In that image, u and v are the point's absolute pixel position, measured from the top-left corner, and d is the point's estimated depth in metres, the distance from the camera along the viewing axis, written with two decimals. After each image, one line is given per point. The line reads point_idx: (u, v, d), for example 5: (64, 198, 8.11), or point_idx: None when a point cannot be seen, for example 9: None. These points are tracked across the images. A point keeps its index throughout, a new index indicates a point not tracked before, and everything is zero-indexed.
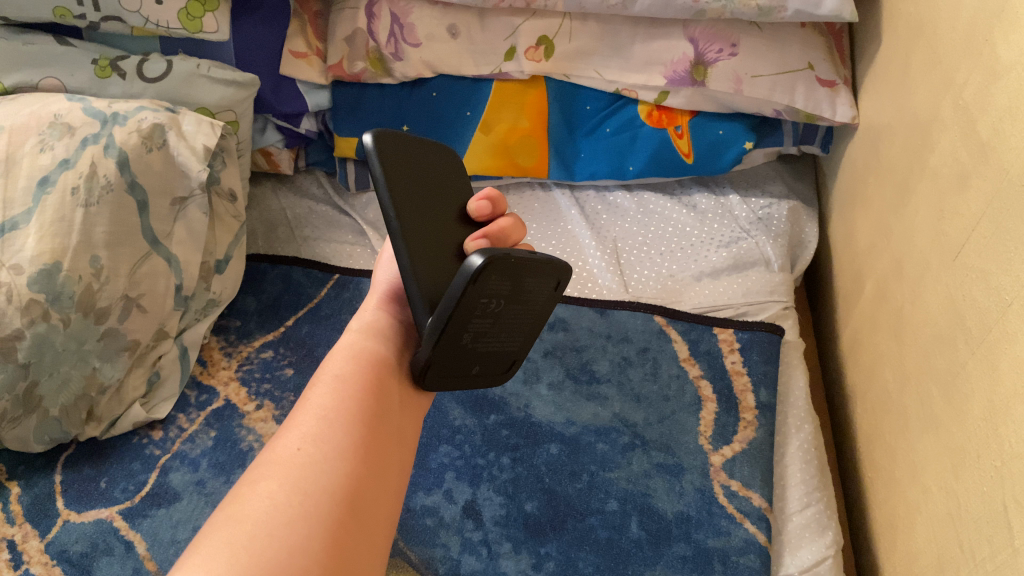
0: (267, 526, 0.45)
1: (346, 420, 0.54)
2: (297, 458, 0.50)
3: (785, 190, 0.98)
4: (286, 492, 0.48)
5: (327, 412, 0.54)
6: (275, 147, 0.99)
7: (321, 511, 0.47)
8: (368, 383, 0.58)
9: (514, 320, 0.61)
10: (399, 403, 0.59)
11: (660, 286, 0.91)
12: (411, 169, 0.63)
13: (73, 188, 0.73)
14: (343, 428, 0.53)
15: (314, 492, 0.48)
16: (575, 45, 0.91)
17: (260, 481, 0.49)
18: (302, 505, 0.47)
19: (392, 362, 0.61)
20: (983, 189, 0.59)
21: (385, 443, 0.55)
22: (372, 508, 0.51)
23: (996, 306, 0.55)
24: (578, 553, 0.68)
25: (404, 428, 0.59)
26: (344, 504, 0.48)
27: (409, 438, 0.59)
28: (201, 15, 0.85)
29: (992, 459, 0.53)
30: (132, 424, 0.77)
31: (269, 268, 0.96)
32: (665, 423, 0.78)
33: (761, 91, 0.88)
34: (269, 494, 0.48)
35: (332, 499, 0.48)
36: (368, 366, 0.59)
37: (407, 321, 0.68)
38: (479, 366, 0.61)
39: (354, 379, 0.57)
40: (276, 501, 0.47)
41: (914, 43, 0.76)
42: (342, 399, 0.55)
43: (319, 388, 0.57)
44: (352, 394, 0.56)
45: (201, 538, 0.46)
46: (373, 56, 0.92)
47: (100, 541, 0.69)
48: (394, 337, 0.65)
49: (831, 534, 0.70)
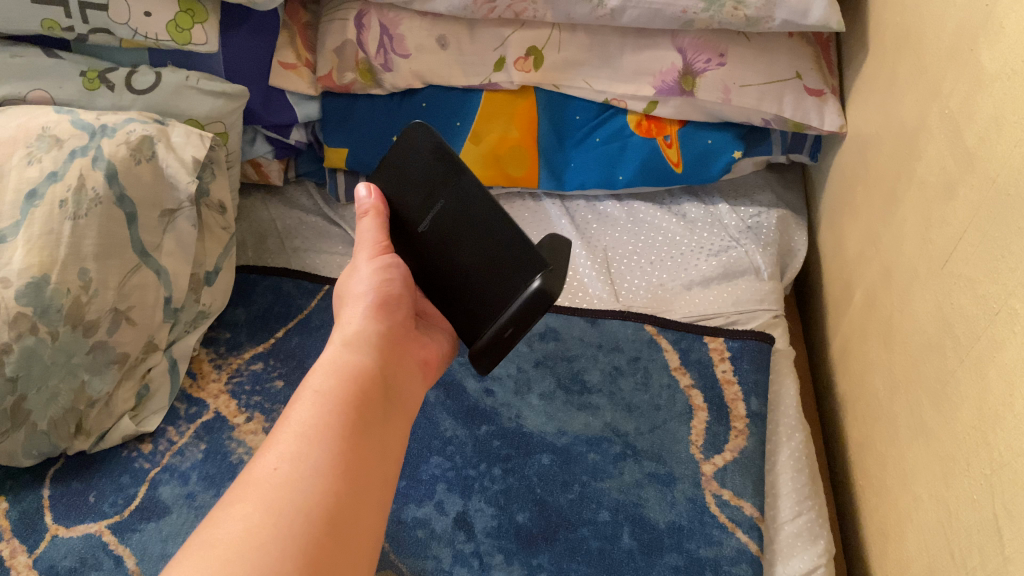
0: (241, 550, 0.44)
1: (325, 436, 0.52)
2: (273, 477, 0.48)
3: (775, 200, 0.98)
4: (261, 513, 0.46)
5: (305, 426, 0.52)
6: (265, 158, 0.99)
7: (297, 532, 0.45)
8: (348, 398, 0.55)
9: None
10: (382, 417, 0.57)
11: (650, 295, 0.91)
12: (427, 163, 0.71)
13: (61, 201, 0.73)
14: (322, 445, 0.51)
15: (289, 512, 0.46)
16: (563, 55, 0.91)
17: (235, 502, 0.47)
18: (277, 528, 0.45)
19: (373, 374, 0.59)
20: (969, 198, 0.60)
21: (367, 460, 0.53)
22: (353, 526, 0.49)
23: (984, 315, 0.55)
24: (569, 564, 0.68)
25: (387, 441, 0.56)
26: (320, 524, 0.47)
27: (393, 451, 0.57)
28: (190, 27, 0.85)
29: (980, 467, 0.53)
30: (121, 437, 0.77)
31: (258, 279, 0.95)
32: (656, 432, 0.78)
33: (749, 101, 0.88)
34: (244, 516, 0.46)
35: (308, 519, 0.46)
36: (350, 380, 0.57)
37: (390, 330, 0.66)
38: (515, 329, 0.69)
39: (334, 393, 0.55)
40: (251, 523, 0.45)
41: (901, 53, 0.76)
42: (322, 414, 0.53)
43: (299, 402, 0.54)
44: (333, 409, 0.54)
45: (175, 561, 0.44)
46: (363, 67, 0.92)
47: (89, 555, 0.69)
48: (376, 347, 0.62)
49: (823, 542, 0.71)
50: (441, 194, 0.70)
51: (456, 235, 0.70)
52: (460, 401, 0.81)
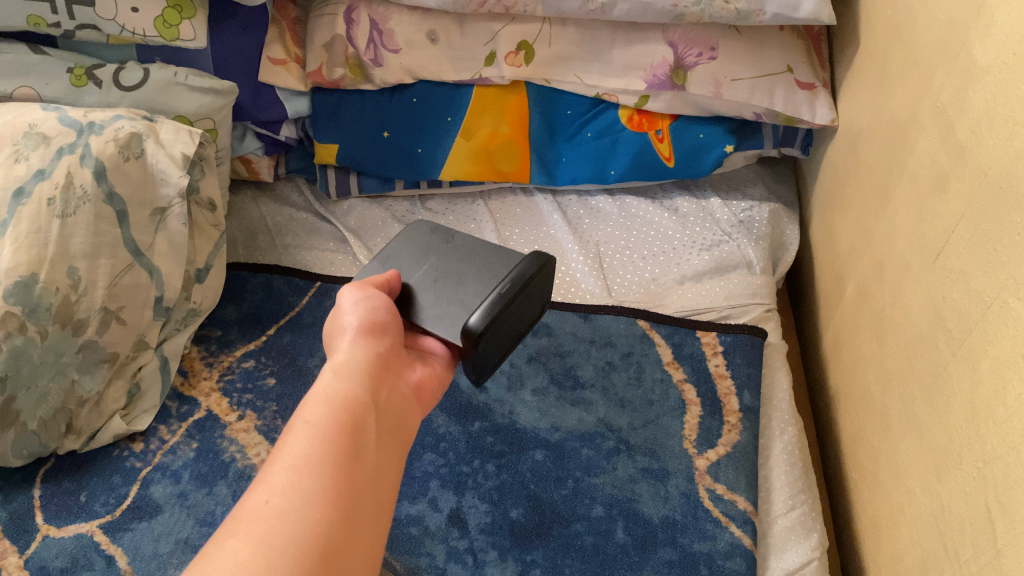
0: None
1: (320, 464, 0.47)
2: (266, 511, 0.44)
3: (766, 193, 0.98)
4: (252, 549, 0.42)
5: (300, 452, 0.48)
6: (255, 155, 0.99)
7: (290, 567, 0.41)
8: (342, 421, 0.51)
9: (502, 340, 0.70)
10: (377, 439, 0.53)
11: (642, 290, 0.91)
12: (421, 238, 0.77)
13: (49, 199, 0.72)
14: (316, 475, 0.47)
15: (283, 546, 0.42)
16: (554, 50, 0.90)
17: (226, 539, 0.43)
18: (268, 564, 0.41)
19: (369, 400, 0.55)
20: (961, 191, 0.60)
21: (363, 488, 0.49)
22: (349, 558, 0.45)
23: (976, 307, 0.55)
24: (564, 559, 0.68)
25: (383, 465, 0.52)
26: (314, 557, 0.43)
27: (391, 474, 0.53)
28: (178, 22, 0.84)
29: (973, 460, 0.53)
30: (112, 437, 0.77)
31: (249, 277, 0.95)
32: (649, 427, 0.78)
33: (740, 94, 0.88)
34: (235, 553, 0.42)
35: (301, 551, 0.42)
36: (344, 402, 0.53)
37: (384, 355, 0.61)
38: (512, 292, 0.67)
39: (327, 421, 0.51)
40: (242, 559, 0.41)
41: (892, 46, 0.76)
42: (317, 443, 0.49)
43: (293, 433, 0.50)
44: (329, 432, 0.50)
45: None
46: (352, 62, 0.91)
47: (80, 556, 0.69)
48: (372, 372, 0.58)
49: (817, 535, 0.71)
50: (435, 255, 0.74)
51: (449, 277, 0.72)
52: (453, 397, 0.81)
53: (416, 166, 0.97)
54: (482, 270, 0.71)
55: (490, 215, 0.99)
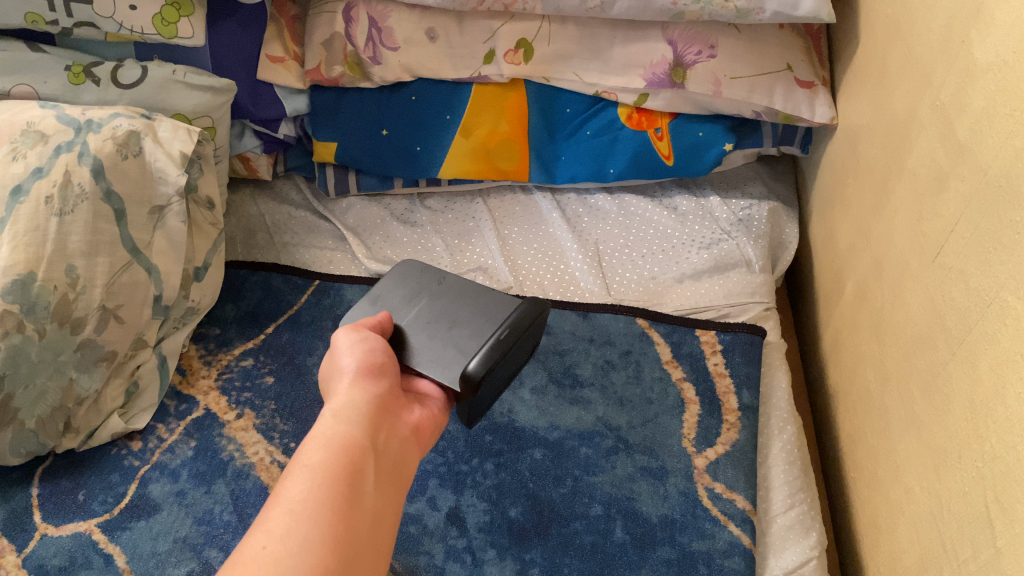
0: None
1: (317, 510, 0.46)
2: (260, 558, 0.43)
3: (766, 191, 0.98)
4: None
5: (297, 497, 0.47)
6: (253, 153, 0.99)
7: None
8: (341, 464, 0.50)
9: (495, 381, 0.71)
10: (376, 481, 0.52)
11: (641, 288, 0.91)
12: (413, 277, 0.78)
13: (47, 197, 0.72)
14: (313, 520, 0.46)
15: None
16: (553, 48, 0.90)
17: None
18: None
19: (368, 443, 0.54)
20: (961, 190, 0.60)
21: (361, 534, 0.47)
22: None
23: (976, 307, 0.55)
24: (563, 558, 0.68)
25: (383, 509, 0.51)
26: None
27: (390, 518, 0.52)
28: (176, 20, 0.83)
29: (972, 460, 0.53)
30: (110, 435, 0.77)
31: (248, 275, 0.95)
32: (648, 426, 0.78)
33: (739, 93, 0.88)
34: None
35: None
36: (343, 445, 0.52)
37: (383, 396, 0.60)
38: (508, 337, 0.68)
39: (325, 465, 0.50)
40: None
41: (892, 44, 0.76)
42: (315, 488, 0.48)
43: (291, 477, 0.49)
44: (326, 475, 0.49)
45: None
46: (351, 60, 0.92)
47: (78, 554, 0.69)
48: (371, 417, 0.57)
49: (816, 534, 0.71)
50: (426, 296, 0.76)
51: (442, 321, 0.73)
52: None
53: (414, 163, 0.97)
54: (477, 315, 0.73)
55: (489, 214, 0.99)
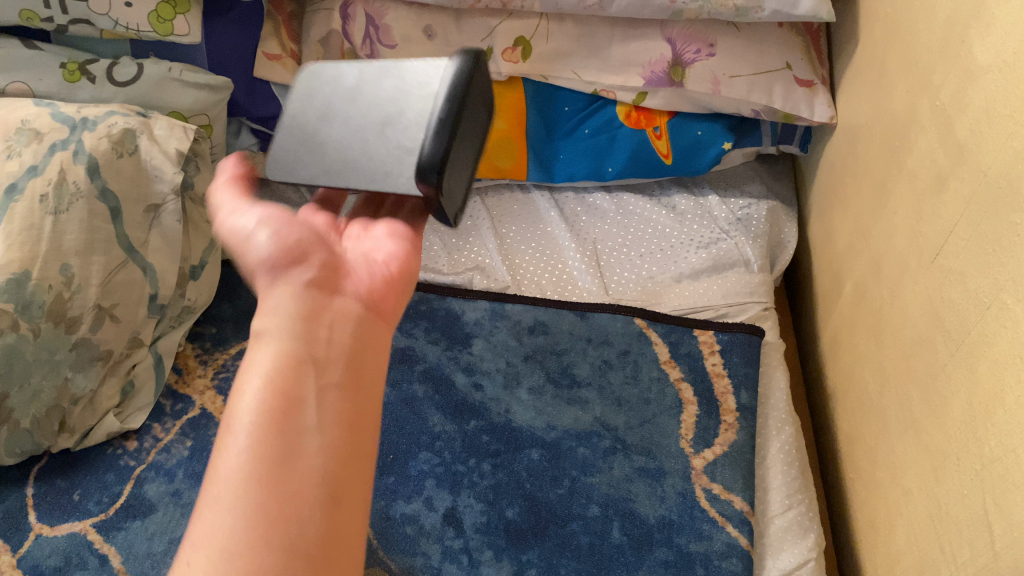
0: None
1: (247, 485, 0.37)
2: None
3: (765, 190, 0.97)
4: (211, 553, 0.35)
5: (223, 485, 0.37)
6: (250, 151, 0.98)
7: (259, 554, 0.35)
8: (273, 407, 0.40)
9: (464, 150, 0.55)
10: (319, 408, 0.41)
11: (640, 288, 0.90)
12: (325, 91, 0.60)
13: (42, 196, 0.72)
14: (242, 500, 0.36)
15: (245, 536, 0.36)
16: (552, 46, 0.89)
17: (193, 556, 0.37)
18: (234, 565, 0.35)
19: (303, 357, 0.43)
20: (961, 190, 0.59)
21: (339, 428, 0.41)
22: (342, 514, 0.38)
23: (975, 308, 0.55)
24: (560, 559, 0.68)
25: (363, 396, 0.45)
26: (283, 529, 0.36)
27: (364, 421, 0.43)
28: (172, 17, 0.83)
29: (971, 462, 0.53)
30: (105, 435, 0.76)
31: (244, 274, 0.94)
32: (645, 427, 0.78)
33: (739, 91, 0.87)
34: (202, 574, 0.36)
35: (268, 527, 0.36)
36: (271, 381, 0.41)
37: (324, 280, 0.48)
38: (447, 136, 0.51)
39: (251, 418, 0.39)
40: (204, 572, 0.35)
41: (892, 42, 0.75)
42: (241, 455, 0.38)
43: (227, 443, 0.39)
44: (254, 436, 0.39)
45: None
46: (348, 57, 0.92)
47: (73, 554, 0.69)
48: (306, 317, 0.45)
49: (813, 535, 0.71)
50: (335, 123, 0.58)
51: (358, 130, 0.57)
52: (449, 396, 0.81)
53: None
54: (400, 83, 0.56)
55: (487, 213, 0.99)
